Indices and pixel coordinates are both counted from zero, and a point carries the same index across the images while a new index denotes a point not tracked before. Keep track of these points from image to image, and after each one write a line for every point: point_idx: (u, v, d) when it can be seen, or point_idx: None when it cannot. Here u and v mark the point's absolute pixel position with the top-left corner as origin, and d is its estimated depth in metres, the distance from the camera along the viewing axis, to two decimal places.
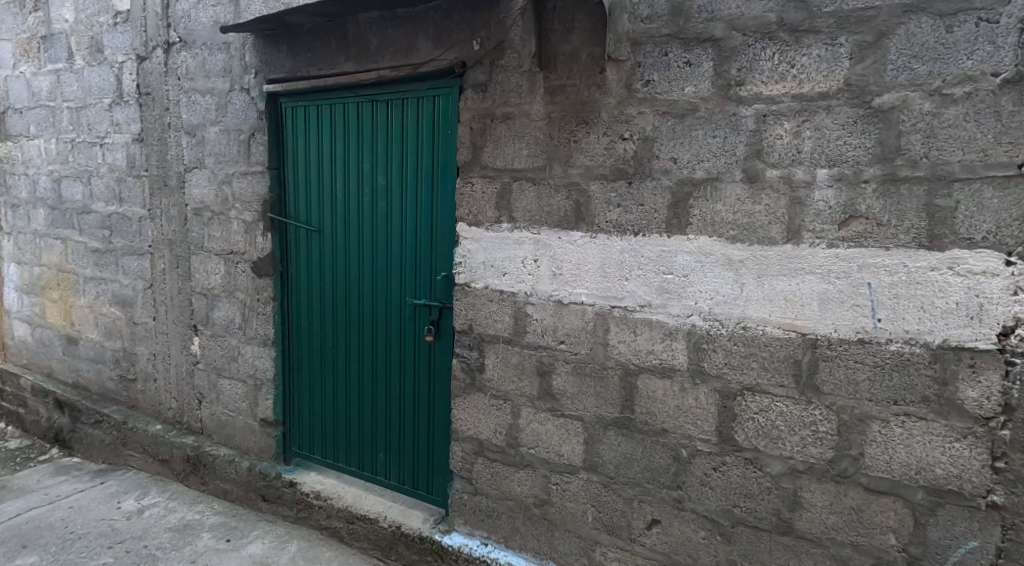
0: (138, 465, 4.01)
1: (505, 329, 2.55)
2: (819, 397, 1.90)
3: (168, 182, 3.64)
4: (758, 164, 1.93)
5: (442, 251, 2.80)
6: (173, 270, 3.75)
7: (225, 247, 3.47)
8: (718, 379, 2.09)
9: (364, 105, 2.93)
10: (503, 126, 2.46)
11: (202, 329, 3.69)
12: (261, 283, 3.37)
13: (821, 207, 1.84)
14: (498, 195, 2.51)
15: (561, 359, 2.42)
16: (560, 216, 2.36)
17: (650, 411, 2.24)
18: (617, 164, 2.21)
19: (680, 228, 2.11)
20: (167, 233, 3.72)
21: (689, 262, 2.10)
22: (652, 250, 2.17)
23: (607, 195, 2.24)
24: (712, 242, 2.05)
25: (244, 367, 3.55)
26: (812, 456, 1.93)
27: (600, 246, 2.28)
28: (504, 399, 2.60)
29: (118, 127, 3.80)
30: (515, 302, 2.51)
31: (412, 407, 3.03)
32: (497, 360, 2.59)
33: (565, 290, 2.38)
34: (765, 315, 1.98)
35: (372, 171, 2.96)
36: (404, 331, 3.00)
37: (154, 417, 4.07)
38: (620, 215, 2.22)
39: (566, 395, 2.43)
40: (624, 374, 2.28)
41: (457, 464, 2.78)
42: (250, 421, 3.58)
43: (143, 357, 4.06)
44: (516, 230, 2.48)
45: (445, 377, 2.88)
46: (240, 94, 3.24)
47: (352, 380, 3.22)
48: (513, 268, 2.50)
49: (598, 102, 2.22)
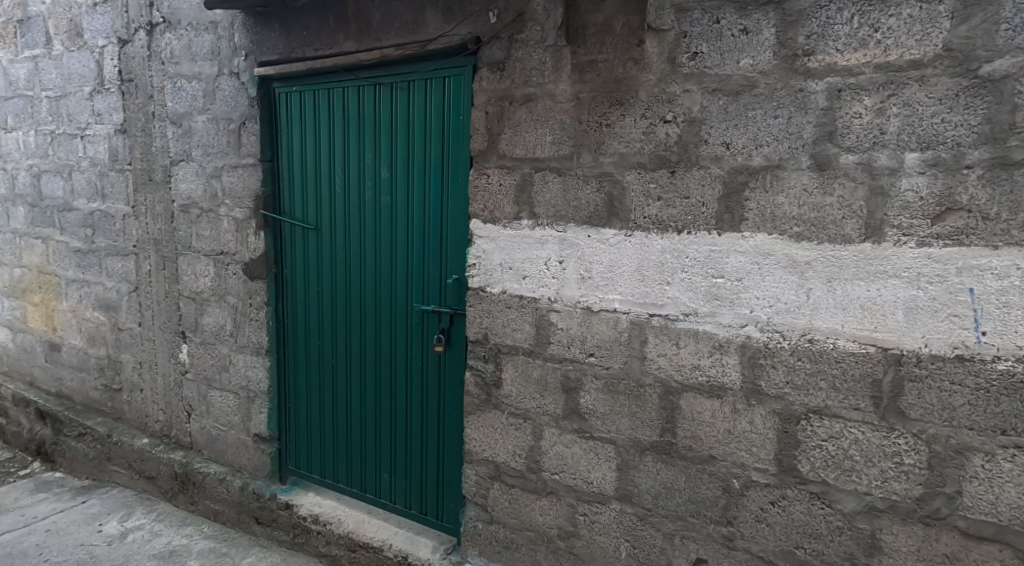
0: (124, 482, 3.73)
1: (526, 340, 2.26)
2: (904, 424, 1.61)
3: (153, 176, 3.35)
4: (831, 148, 1.64)
5: (454, 251, 2.50)
6: (159, 272, 3.46)
7: (214, 246, 3.18)
8: (779, 400, 1.80)
9: (366, 89, 2.64)
10: (524, 110, 2.16)
11: (190, 336, 3.41)
12: (254, 286, 3.08)
13: (909, 198, 1.55)
14: (518, 188, 2.22)
15: (590, 375, 2.13)
16: (589, 211, 2.07)
17: (694, 435, 1.96)
18: (657, 150, 1.91)
19: (733, 224, 1.81)
20: (153, 232, 3.43)
21: (743, 263, 1.80)
22: (699, 250, 1.87)
23: (645, 188, 1.95)
24: (772, 240, 1.75)
25: (236, 378, 3.26)
26: (895, 493, 1.64)
27: (636, 245, 1.98)
28: (523, 418, 2.31)
29: (100, 118, 3.51)
30: (537, 309, 2.22)
31: (419, 424, 2.74)
32: (516, 375, 2.30)
33: (594, 296, 2.09)
34: (837, 326, 1.68)
35: (374, 163, 2.67)
36: (411, 339, 2.71)
37: (141, 430, 3.79)
38: (661, 210, 1.93)
39: (595, 415, 2.14)
40: (665, 392, 2.00)
41: (471, 489, 2.49)
42: (243, 436, 3.29)
43: (129, 366, 3.78)
44: (538, 227, 2.18)
45: (457, 391, 2.59)
46: (229, 79, 2.95)
47: (353, 393, 2.93)
48: (534, 271, 2.21)
49: (635, 80, 1.93)
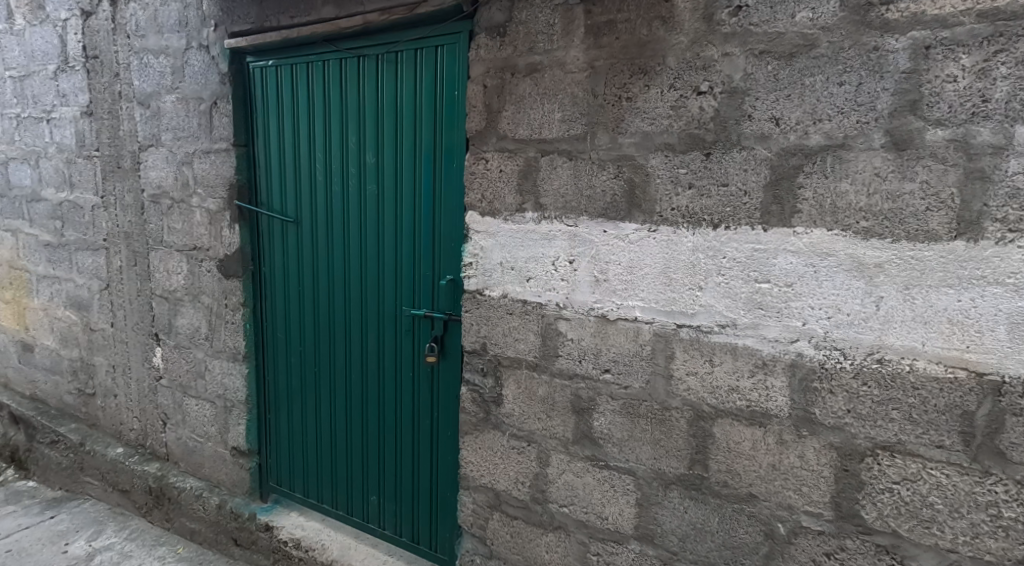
0: (97, 495, 3.46)
1: (530, 352, 1.95)
2: (1003, 467, 1.29)
3: (122, 163, 3.05)
4: (914, 121, 1.30)
5: (449, 248, 2.19)
6: (131, 269, 3.17)
7: (187, 241, 2.88)
8: (837, 432, 1.47)
9: (349, 63, 2.33)
10: (529, 82, 1.84)
11: (165, 339, 3.11)
12: (229, 286, 2.78)
13: (1019, 183, 1.22)
14: (521, 175, 1.89)
15: (605, 395, 1.82)
16: (606, 202, 1.75)
17: (730, 469, 1.64)
18: (689, 128, 1.59)
19: (782, 218, 1.49)
20: (123, 224, 3.14)
21: (794, 265, 1.48)
22: (740, 250, 1.55)
23: (674, 175, 1.63)
24: (832, 238, 1.42)
25: (212, 385, 2.97)
26: (990, 553, 1.33)
27: (662, 243, 1.67)
28: (528, 441, 2.01)
29: (65, 99, 3.21)
30: (543, 317, 1.90)
31: (410, 444, 2.44)
32: (518, 391, 1.99)
33: (611, 302, 1.77)
34: (915, 345, 1.35)
35: (358, 147, 2.36)
36: (401, 347, 2.40)
37: (115, 439, 3.51)
38: (693, 200, 1.61)
39: (611, 441, 1.84)
40: (695, 418, 1.68)
41: (468, 519, 2.19)
42: (220, 449, 3.00)
43: (102, 370, 3.49)
44: (544, 221, 1.86)
45: (453, 408, 2.28)
46: (198, 53, 2.63)
47: (338, 406, 2.64)
48: (541, 272, 1.89)
49: (663, 42, 1.60)
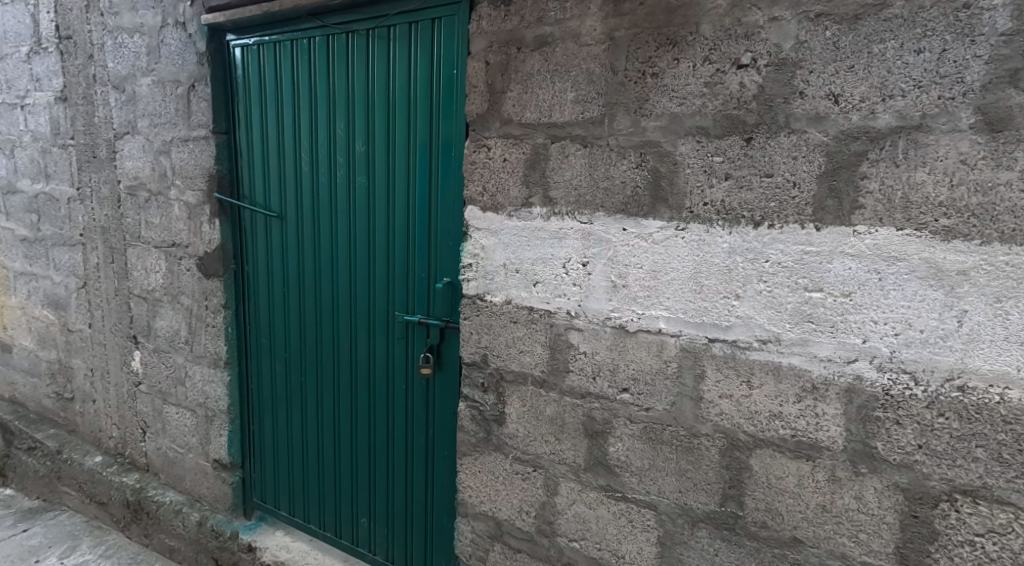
0: (74, 506, 3.25)
1: (537, 366, 1.72)
2: None
3: (98, 152, 2.82)
4: (1014, 95, 1.08)
5: (446, 248, 1.97)
6: (108, 267, 2.95)
7: (165, 237, 2.65)
8: (904, 471, 1.24)
9: (336, 40, 2.10)
10: (537, 56, 1.60)
11: (143, 342, 2.90)
12: (210, 286, 2.55)
13: None
14: (528, 165, 1.65)
15: (622, 417, 1.60)
16: (626, 195, 1.51)
17: (770, 508, 1.41)
18: (726, 109, 1.35)
19: (839, 215, 1.25)
20: (99, 218, 2.92)
21: (854, 272, 1.24)
22: (786, 252, 1.32)
23: (707, 164, 1.40)
24: (902, 239, 1.19)
25: (192, 393, 2.75)
26: None
27: (692, 244, 1.43)
28: (534, 466, 1.77)
29: (39, 84, 2.98)
30: (551, 326, 1.67)
31: (402, 462, 2.22)
32: (524, 410, 1.76)
33: (631, 312, 1.54)
34: (1007, 370, 1.13)
35: (347, 135, 2.13)
36: (393, 356, 2.18)
37: (94, 447, 3.29)
38: (730, 194, 1.37)
39: (629, 470, 1.61)
40: (729, 447, 1.45)
41: (466, 550, 1.96)
42: (201, 462, 2.79)
43: (80, 373, 3.28)
44: (554, 217, 1.62)
45: (450, 425, 2.06)
46: (174, 30, 2.40)
47: (324, 419, 2.42)
48: (550, 275, 1.66)
49: (697, 7, 1.37)
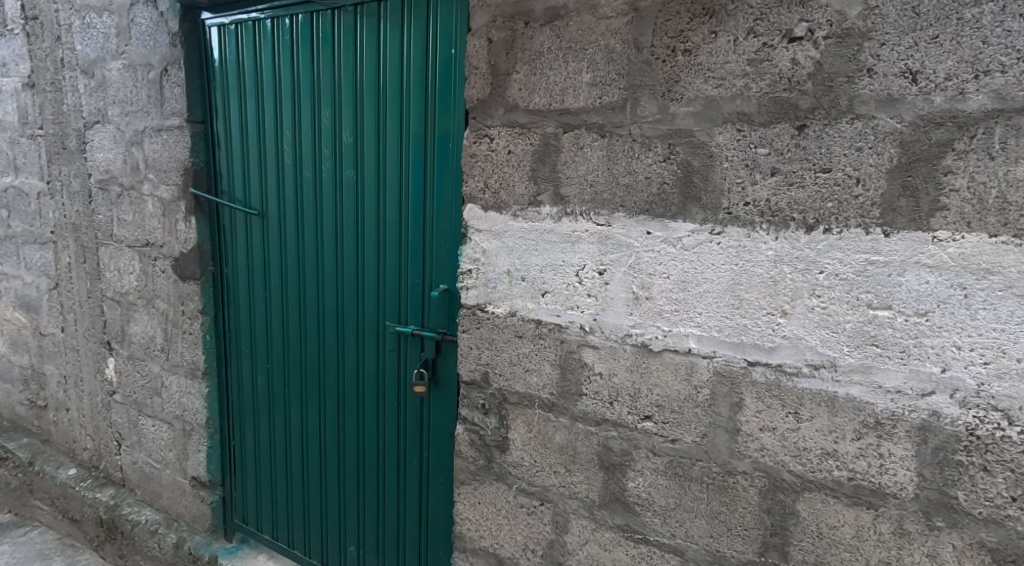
0: (47, 522, 3.05)
1: (545, 388, 1.51)
2: None
3: (67, 143, 2.61)
4: None
5: (443, 253, 1.76)
6: (80, 267, 2.74)
7: (138, 235, 2.44)
8: (992, 528, 1.03)
9: (321, 18, 1.88)
10: (548, 32, 1.38)
11: (117, 348, 2.69)
12: (186, 290, 2.34)
13: None
14: (536, 158, 1.44)
15: (644, 449, 1.39)
16: (651, 193, 1.30)
17: (820, 561, 1.20)
18: (774, 91, 1.14)
19: (915, 218, 1.04)
20: (70, 215, 2.70)
21: (933, 287, 1.03)
22: (847, 262, 1.11)
23: (749, 156, 1.18)
24: (995, 248, 0.98)
25: (169, 404, 2.54)
26: None
27: (731, 251, 1.22)
28: (540, 500, 1.56)
29: (6, 69, 2.77)
30: (562, 343, 1.46)
31: (394, 488, 2.01)
32: (530, 437, 1.55)
33: (657, 328, 1.33)
34: None
35: (333, 124, 1.92)
36: (384, 370, 1.97)
37: (69, 458, 3.08)
38: (778, 192, 1.16)
39: (651, 509, 1.40)
40: (771, 489, 1.24)
41: None
42: (179, 479, 2.58)
43: (53, 380, 3.07)
44: (566, 218, 1.41)
45: (447, 448, 1.86)
46: (145, 9, 2.19)
47: (310, 437, 2.21)
48: (561, 284, 1.44)
49: None
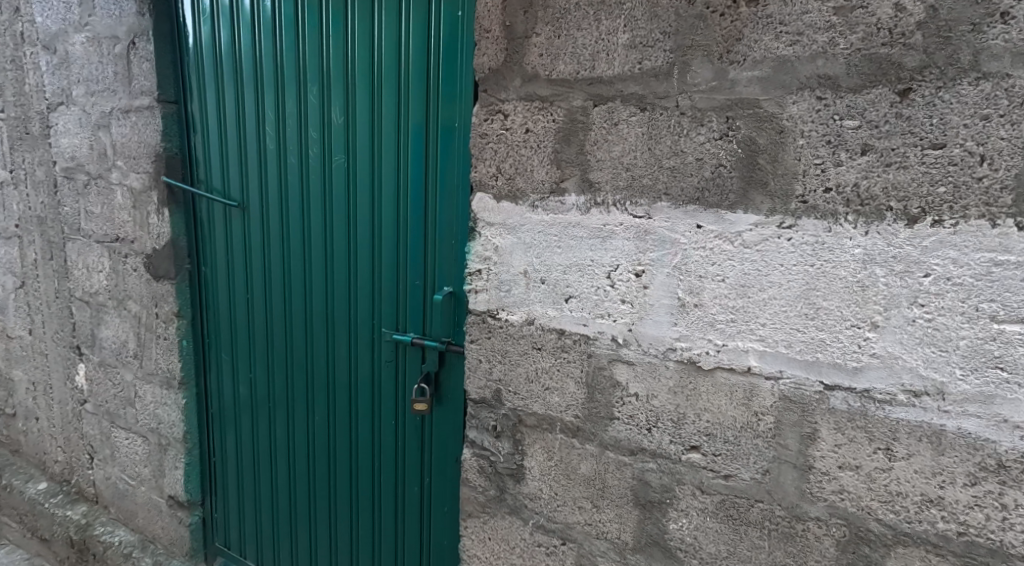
0: (17, 540, 2.81)
1: (568, 410, 1.27)
2: None
3: (30, 128, 2.36)
4: None
5: (448, 253, 1.54)
6: (47, 264, 2.50)
7: (107, 230, 2.20)
8: None
9: None
10: None
11: (88, 354, 2.45)
12: (159, 290, 2.10)
13: None
14: (559, 137, 1.20)
15: (690, 485, 1.15)
16: (703, 178, 1.06)
17: None
18: (869, 48, 0.91)
19: None
20: (35, 207, 2.46)
21: None
22: (964, 264, 0.88)
23: (833, 130, 0.94)
24: None
25: (143, 416, 2.30)
26: None
27: (807, 249, 0.98)
28: (561, 539, 1.33)
29: None
30: (589, 357, 1.23)
31: (392, 515, 1.79)
32: (549, 466, 1.32)
33: (709, 342, 1.09)
34: None
35: (321, 103, 1.68)
36: (380, 382, 1.74)
37: (39, 472, 2.84)
38: (872, 175, 0.92)
39: (698, 557, 1.17)
40: (853, 542, 1.01)
41: None
42: (155, 497, 2.34)
43: (22, 387, 2.82)
44: (596, 208, 1.17)
45: (454, 472, 1.64)
46: None
47: (297, 454, 1.98)
48: (588, 288, 1.21)
49: None
